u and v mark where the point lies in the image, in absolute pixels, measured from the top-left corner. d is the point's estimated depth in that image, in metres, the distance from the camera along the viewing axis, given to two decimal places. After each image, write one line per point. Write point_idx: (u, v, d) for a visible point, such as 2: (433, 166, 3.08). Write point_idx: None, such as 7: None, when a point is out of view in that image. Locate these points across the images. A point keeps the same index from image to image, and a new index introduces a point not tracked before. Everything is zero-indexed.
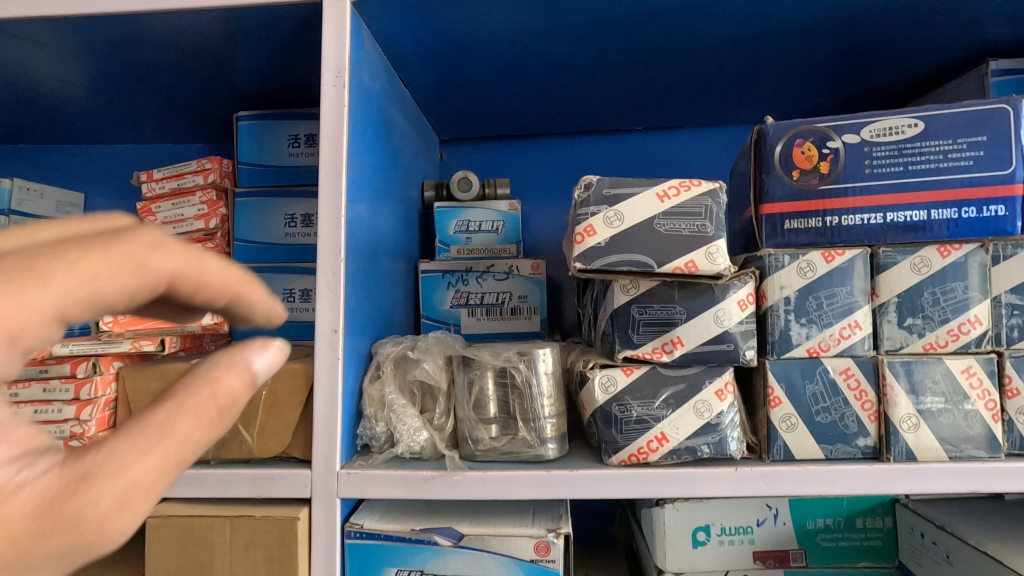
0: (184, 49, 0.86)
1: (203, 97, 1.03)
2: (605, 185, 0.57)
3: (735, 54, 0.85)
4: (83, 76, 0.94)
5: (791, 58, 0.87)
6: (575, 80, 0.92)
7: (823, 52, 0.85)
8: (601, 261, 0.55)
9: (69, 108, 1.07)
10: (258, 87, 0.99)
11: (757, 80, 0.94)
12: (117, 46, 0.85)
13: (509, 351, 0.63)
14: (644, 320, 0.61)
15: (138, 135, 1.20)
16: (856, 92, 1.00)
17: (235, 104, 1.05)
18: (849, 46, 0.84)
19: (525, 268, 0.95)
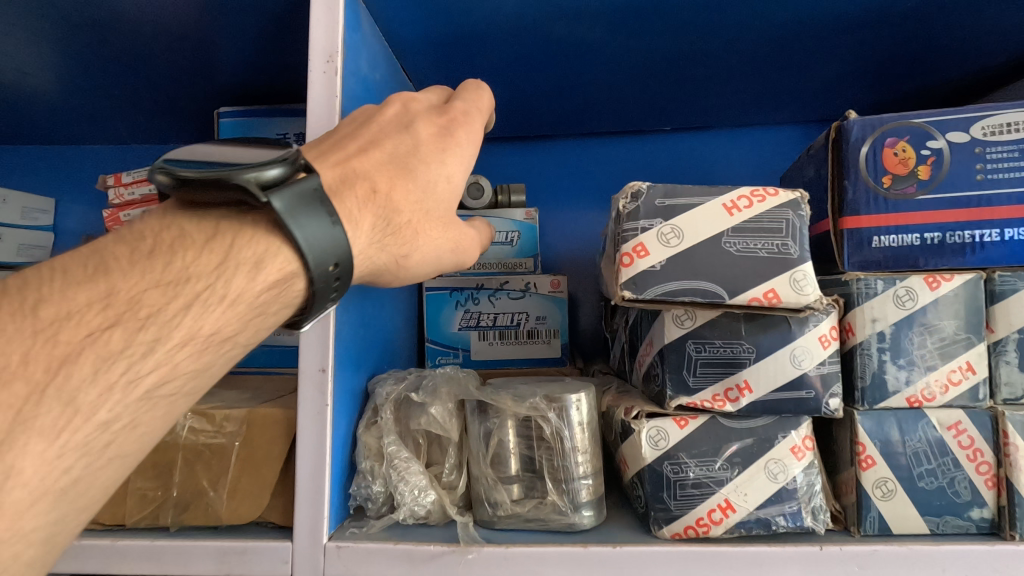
0: (156, 34, 0.75)
1: (183, 92, 0.92)
2: (658, 195, 0.46)
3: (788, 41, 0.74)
4: (44, 66, 0.83)
5: None
6: (602, 74, 0.81)
7: None
8: (656, 289, 0.44)
9: (34, 104, 0.95)
10: (243, 81, 0.88)
11: (807, 79, 0.82)
12: (79, 29, 0.74)
13: (535, 394, 0.52)
14: (703, 360, 0.50)
15: (113, 135, 1.08)
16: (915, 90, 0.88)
17: (218, 100, 0.94)
18: (920, 45, 0.72)
19: (543, 284, 0.84)
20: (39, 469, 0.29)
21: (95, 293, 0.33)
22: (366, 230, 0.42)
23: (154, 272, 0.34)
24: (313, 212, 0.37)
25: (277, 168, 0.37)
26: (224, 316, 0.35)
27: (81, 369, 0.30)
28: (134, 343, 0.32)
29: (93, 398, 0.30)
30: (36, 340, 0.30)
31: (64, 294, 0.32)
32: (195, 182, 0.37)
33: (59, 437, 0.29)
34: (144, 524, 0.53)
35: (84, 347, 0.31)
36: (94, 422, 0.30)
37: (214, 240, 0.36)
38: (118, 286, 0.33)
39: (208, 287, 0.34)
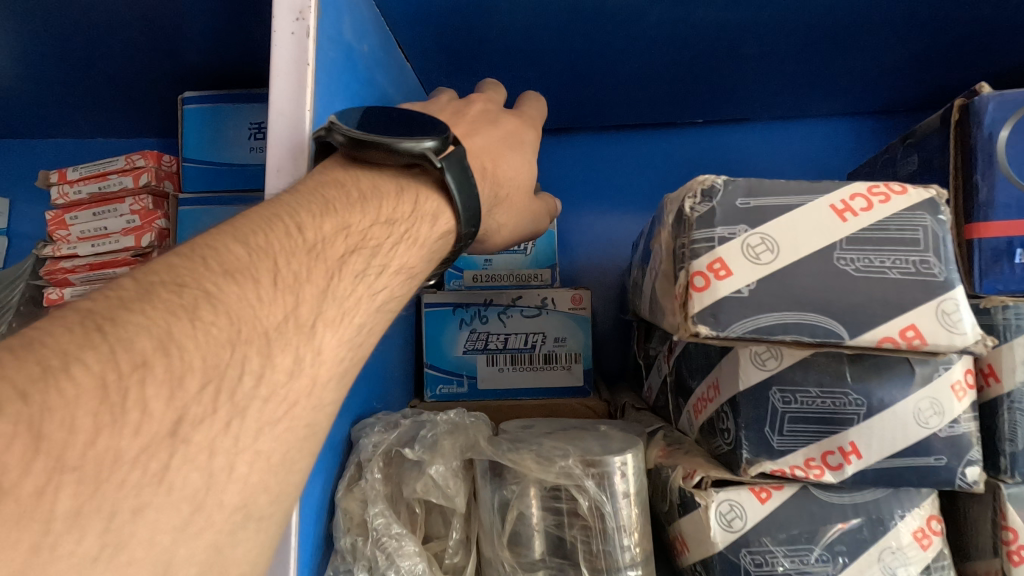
0: (97, 7, 0.62)
1: (139, 79, 0.79)
2: (738, 193, 0.34)
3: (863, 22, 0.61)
4: None
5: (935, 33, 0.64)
6: (633, 62, 0.68)
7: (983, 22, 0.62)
8: (744, 324, 0.32)
9: None
10: (209, 64, 0.75)
11: (878, 69, 0.69)
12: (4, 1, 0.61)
13: (567, 455, 0.40)
14: (792, 412, 0.37)
15: (66, 127, 0.95)
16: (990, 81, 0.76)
17: (182, 86, 0.81)
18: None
19: (563, 300, 0.71)
20: (331, 360, 0.28)
21: (337, 222, 0.31)
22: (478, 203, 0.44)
23: (371, 210, 0.34)
24: (471, 182, 0.39)
25: (432, 141, 0.36)
26: (414, 254, 0.36)
27: (342, 284, 0.30)
28: (369, 266, 0.32)
29: (352, 305, 0.30)
30: (310, 257, 0.29)
31: (314, 221, 0.30)
32: (372, 144, 0.35)
33: (339, 332, 0.29)
34: None
35: (341, 265, 0.30)
36: (355, 325, 0.30)
37: (399, 192, 0.36)
38: (350, 220, 0.32)
39: (407, 229, 0.36)
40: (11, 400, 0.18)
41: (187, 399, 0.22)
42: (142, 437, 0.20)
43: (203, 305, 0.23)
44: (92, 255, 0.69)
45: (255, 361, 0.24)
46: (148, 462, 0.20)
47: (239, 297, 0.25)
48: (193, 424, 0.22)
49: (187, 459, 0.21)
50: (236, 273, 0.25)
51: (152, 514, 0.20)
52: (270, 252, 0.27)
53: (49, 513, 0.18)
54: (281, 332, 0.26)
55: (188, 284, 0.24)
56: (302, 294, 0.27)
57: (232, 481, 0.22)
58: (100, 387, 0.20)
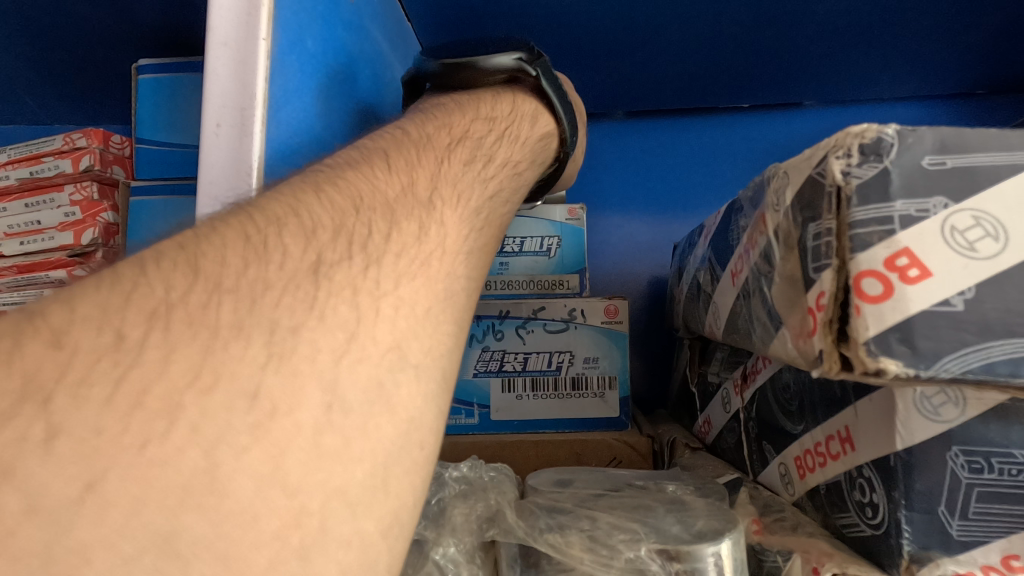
0: None
1: (64, 59, 0.65)
2: (924, 151, 0.21)
3: None
4: None
5: None
6: (684, 8, 0.57)
7: None
8: (954, 359, 0.20)
9: None
10: (155, 46, 0.62)
11: (963, 15, 0.59)
12: None
13: (635, 542, 0.28)
14: (982, 485, 0.25)
15: None
16: None
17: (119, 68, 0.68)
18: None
19: (596, 313, 0.59)
20: (457, 225, 0.23)
21: (435, 121, 0.28)
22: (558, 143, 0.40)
23: (470, 110, 0.31)
24: (559, 86, 0.39)
25: (519, 52, 0.36)
26: (516, 150, 0.33)
27: (453, 170, 0.25)
28: (475, 158, 0.28)
29: (465, 185, 0.25)
30: (416, 145, 0.24)
31: (419, 122, 0.27)
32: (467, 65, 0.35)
33: (458, 210, 0.23)
34: None
35: (448, 152, 0.26)
36: (474, 205, 0.25)
37: (494, 96, 0.34)
38: (453, 115, 0.29)
39: (502, 122, 0.32)
40: (172, 250, 0.16)
41: (323, 244, 0.17)
42: (289, 271, 0.16)
43: (327, 183, 0.19)
44: (22, 255, 0.57)
45: (386, 225, 0.19)
46: (295, 293, 0.16)
47: (358, 176, 0.20)
48: (334, 264, 0.17)
49: (334, 295, 0.16)
50: (339, 165, 0.21)
51: (313, 333, 0.16)
52: (374, 146, 0.23)
53: (216, 323, 0.14)
54: (401, 202, 0.21)
55: (313, 173, 0.20)
56: (415, 173, 0.23)
57: (381, 320, 0.17)
58: (244, 237, 0.16)
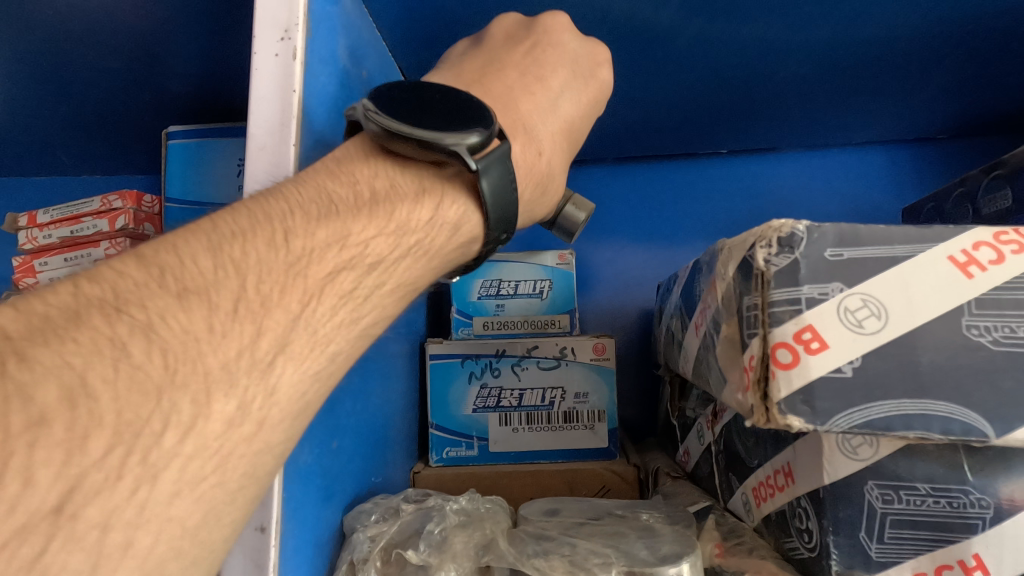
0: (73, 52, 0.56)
1: (105, 125, 0.72)
2: (829, 240, 0.27)
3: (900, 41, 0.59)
4: None
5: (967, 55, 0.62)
6: (658, 76, 0.63)
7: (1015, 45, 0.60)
8: (848, 415, 0.25)
9: None
10: (188, 115, 0.70)
11: (907, 75, 0.66)
12: None
13: (609, 567, 0.32)
14: (894, 514, 0.29)
15: (20, 172, 0.87)
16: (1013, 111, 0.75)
17: (154, 132, 0.75)
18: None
19: (585, 350, 0.64)
20: (291, 394, 0.21)
21: (334, 229, 0.24)
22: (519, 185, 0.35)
23: (382, 216, 0.27)
24: (513, 184, 0.31)
25: (468, 138, 0.29)
26: (421, 266, 0.29)
27: (317, 310, 0.23)
28: (360, 284, 0.25)
29: (329, 330, 0.23)
30: (290, 274, 0.22)
31: (308, 228, 0.24)
32: (408, 138, 0.28)
33: (304, 364, 0.22)
34: None
35: (322, 284, 0.23)
36: (327, 355, 0.23)
37: (419, 185, 0.29)
38: (355, 225, 0.25)
39: (416, 238, 0.28)
40: None
41: (86, 467, 0.16)
42: (22, 511, 0.15)
43: (128, 339, 0.18)
44: None
45: (180, 410, 0.18)
46: (20, 546, 0.15)
47: (180, 327, 0.19)
48: (90, 496, 0.16)
49: (72, 540, 0.15)
50: (197, 293, 0.20)
51: None
52: (249, 265, 0.21)
53: None
54: (226, 372, 0.19)
55: (125, 307, 0.18)
56: (257, 319, 0.21)
57: (130, 558, 0.16)
58: None
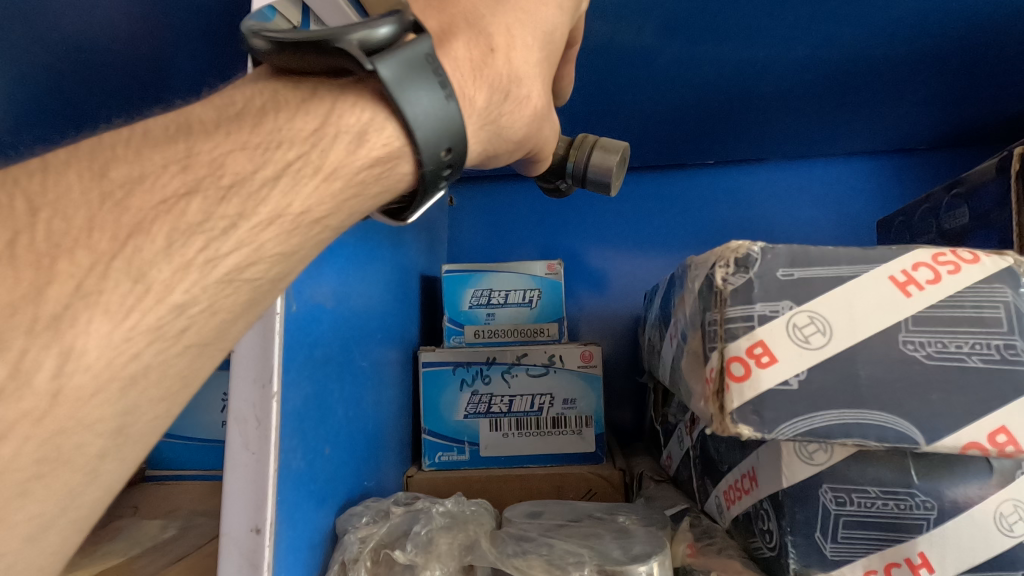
0: None
1: None
2: (781, 261, 0.29)
3: (867, 63, 0.62)
4: None
5: (931, 74, 0.65)
6: (639, 96, 0.66)
7: (974, 65, 0.63)
8: (795, 423, 0.27)
9: None
10: None
11: (878, 91, 0.69)
12: None
13: (582, 565, 0.34)
14: (847, 515, 0.31)
15: None
16: (988, 123, 0.77)
17: None
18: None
19: (573, 358, 0.66)
20: (100, 352, 0.17)
21: (171, 152, 0.20)
22: (483, 99, 0.27)
23: (242, 134, 0.21)
24: (440, 85, 0.24)
25: (361, 32, 0.22)
26: (321, 192, 0.22)
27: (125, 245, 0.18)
28: (214, 214, 0.20)
29: (163, 275, 0.18)
30: (99, 208, 0.19)
31: (140, 155, 0.20)
32: (287, 47, 0.23)
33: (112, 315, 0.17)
34: None
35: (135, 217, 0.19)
36: (164, 302, 0.18)
37: (308, 97, 0.23)
38: (199, 147, 0.21)
39: (297, 154, 0.22)
40: None
41: None
42: None
43: None
44: None
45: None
46: None
47: None
48: None
49: None
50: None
51: None
52: (46, 202, 0.19)
53: None
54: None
55: None
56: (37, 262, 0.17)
57: None
58: None
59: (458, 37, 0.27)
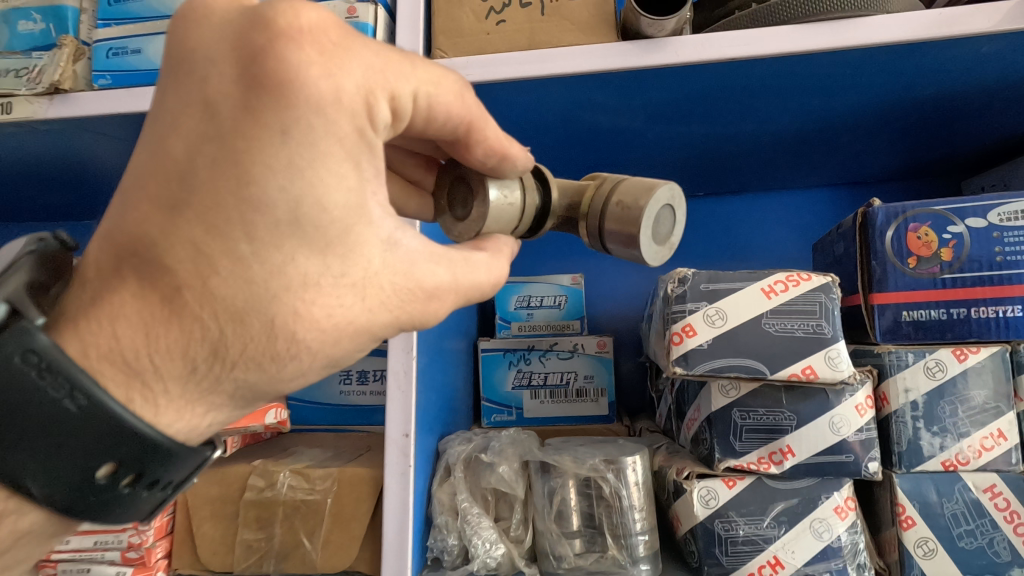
0: None
1: None
2: (703, 279, 0.53)
3: (809, 138, 0.81)
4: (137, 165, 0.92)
5: (860, 145, 0.84)
6: (637, 157, 0.87)
7: (893, 137, 0.81)
8: (705, 366, 0.51)
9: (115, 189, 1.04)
10: None
11: (826, 153, 0.87)
12: None
13: (595, 457, 0.59)
14: (747, 423, 0.55)
15: None
16: (929, 168, 0.93)
17: None
18: (951, 123, 0.75)
19: (591, 346, 0.90)
20: None
21: None
22: (166, 371, 0.30)
23: None
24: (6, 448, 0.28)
25: None
26: None
27: None
28: None
29: None
30: None
31: None
32: None
33: None
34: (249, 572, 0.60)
35: None
36: None
37: None
38: None
39: None
40: None
41: None
42: None
43: None
44: None
45: None
46: None
47: None
48: None
49: None
50: None
51: None
52: None
53: None
54: None
55: None
56: None
57: None
58: None
59: (120, 289, 0.29)
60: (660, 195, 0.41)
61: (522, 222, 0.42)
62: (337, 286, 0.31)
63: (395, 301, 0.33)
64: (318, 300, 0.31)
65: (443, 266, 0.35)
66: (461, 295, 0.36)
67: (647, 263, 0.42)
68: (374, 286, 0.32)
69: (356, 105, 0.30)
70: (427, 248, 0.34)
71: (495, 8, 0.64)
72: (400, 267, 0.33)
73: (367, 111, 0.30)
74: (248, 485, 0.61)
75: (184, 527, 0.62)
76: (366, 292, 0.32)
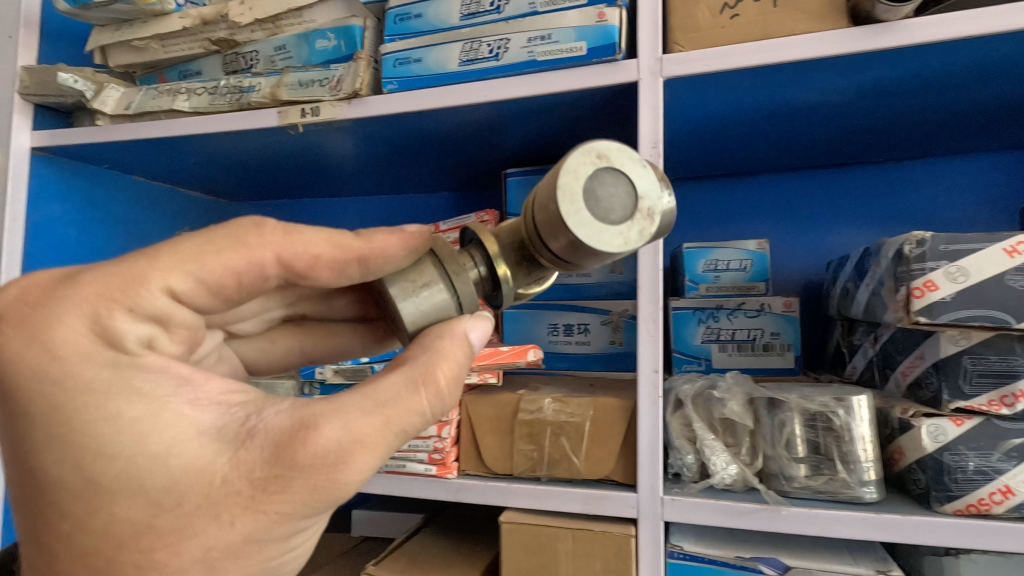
0: (469, 138, 1.00)
1: (457, 166, 1.17)
2: (942, 241, 0.59)
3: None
4: (373, 153, 1.10)
5: None
6: (832, 126, 0.90)
7: None
8: (948, 316, 0.58)
9: (345, 172, 1.25)
10: (508, 158, 1.11)
11: None
12: (420, 140, 1.01)
13: (825, 395, 0.68)
14: (978, 369, 0.61)
15: (387, 190, 1.38)
16: None
17: (483, 169, 1.18)
18: None
19: (777, 305, 0.98)
20: None
21: None
22: None
23: None
24: None
25: None
26: None
27: None
28: None
29: None
30: None
31: None
32: None
33: None
34: (524, 474, 0.76)
35: None
36: None
37: None
38: None
39: None
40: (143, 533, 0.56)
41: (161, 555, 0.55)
42: None
43: None
44: None
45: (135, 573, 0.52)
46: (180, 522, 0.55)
47: None
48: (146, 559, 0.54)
49: None
50: None
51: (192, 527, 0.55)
52: None
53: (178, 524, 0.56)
54: None
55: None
56: None
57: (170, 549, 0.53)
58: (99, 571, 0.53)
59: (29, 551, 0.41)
60: (573, 169, 0.42)
61: (461, 292, 0.47)
62: (178, 522, 0.39)
63: (257, 494, 0.39)
64: (157, 545, 0.39)
65: (325, 426, 0.40)
66: (364, 441, 0.40)
67: (608, 250, 0.41)
68: (227, 492, 0.39)
69: (92, 349, 0.39)
70: (291, 421, 0.40)
71: (729, 4, 0.73)
72: (252, 461, 0.39)
73: (109, 345, 0.39)
74: (520, 408, 0.77)
75: (469, 439, 0.80)
76: (220, 512, 0.39)
